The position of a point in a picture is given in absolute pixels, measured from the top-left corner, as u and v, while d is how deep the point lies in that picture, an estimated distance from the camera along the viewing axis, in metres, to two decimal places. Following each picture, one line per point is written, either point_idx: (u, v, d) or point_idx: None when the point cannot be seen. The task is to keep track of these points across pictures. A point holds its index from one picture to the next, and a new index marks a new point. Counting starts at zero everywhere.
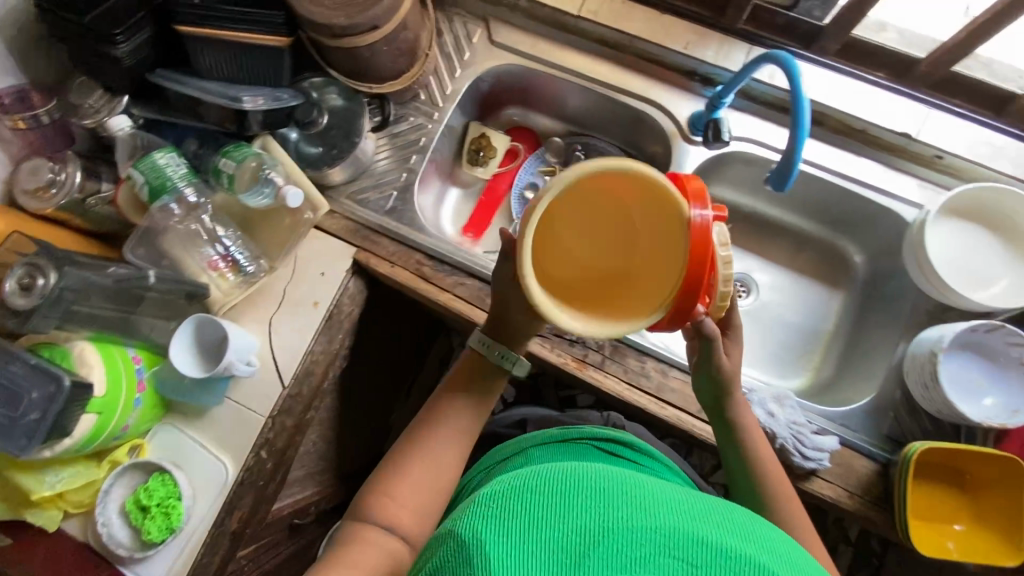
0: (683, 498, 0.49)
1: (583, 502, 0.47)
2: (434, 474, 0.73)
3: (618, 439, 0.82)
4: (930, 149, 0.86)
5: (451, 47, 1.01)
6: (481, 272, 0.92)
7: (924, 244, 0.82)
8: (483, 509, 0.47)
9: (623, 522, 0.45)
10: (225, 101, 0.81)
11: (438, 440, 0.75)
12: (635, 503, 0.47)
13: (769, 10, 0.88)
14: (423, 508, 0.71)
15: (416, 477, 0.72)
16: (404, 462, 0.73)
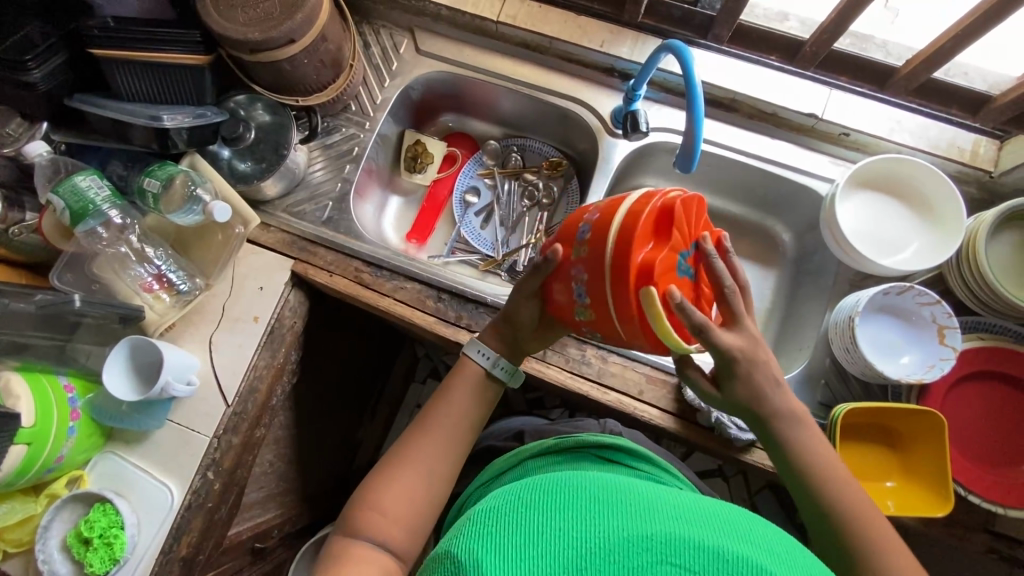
0: (679, 504, 0.50)
1: (580, 517, 0.48)
2: (422, 482, 0.71)
3: (619, 446, 0.76)
4: (836, 127, 0.91)
5: (379, 58, 1.03)
6: (421, 274, 0.93)
7: (836, 217, 0.87)
8: (479, 531, 0.49)
9: (620, 533, 0.46)
10: (145, 121, 0.80)
11: (430, 446, 0.73)
12: (632, 512, 0.48)
13: (665, 4, 0.92)
14: (410, 519, 0.69)
15: (405, 486, 0.70)
16: (391, 472, 0.71)
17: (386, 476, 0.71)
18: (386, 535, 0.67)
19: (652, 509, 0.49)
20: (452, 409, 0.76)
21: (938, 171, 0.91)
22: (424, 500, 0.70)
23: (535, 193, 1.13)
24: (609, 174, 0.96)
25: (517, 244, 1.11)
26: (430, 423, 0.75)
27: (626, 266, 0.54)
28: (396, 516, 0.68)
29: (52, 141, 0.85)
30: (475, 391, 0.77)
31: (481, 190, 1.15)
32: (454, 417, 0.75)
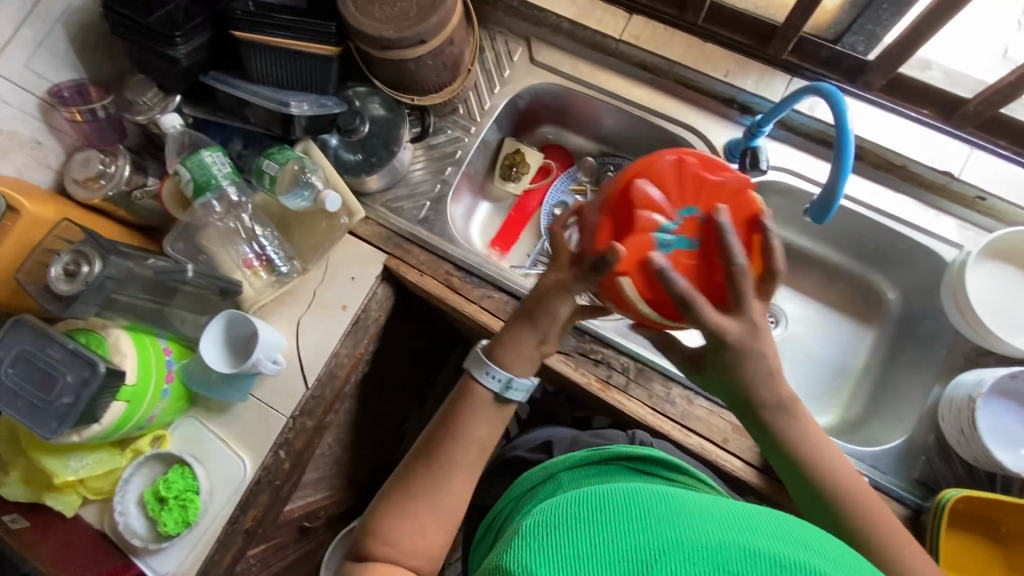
0: (758, 519, 0.43)
1: (641, 526, 0.42)
2: (444, 509, 0.63)
3: (646, 455, 0.73)
4: (972, 190, 0.85)
5: (492, 64, 1.03)
6: (508, 284, 0.92)
7: (963, 285, 0.81)
8: (524, 543, 0.43)
9: (692, 545, 0.40)
10: (275, 106, 0.83)
11: (451, 468, 0.64)
12: (703, 527, 0.42)
13: (815, 43, 0.87)
14: (427, 550, 0.62)
15: (427, 515, 0.63)
16: (411, 501, 0.63)
17: (405, 504, 0.63)
18: (408, 566, 0.61)
19: (729, 525, 0.42)
20: (474, 433, 0.65)
21: None
22: (444, 525, 0.64)
23: None
24: None
25: None
26: (451, 444, 0.65)
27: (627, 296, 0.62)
28: (415, 549, 0.62)
29: (182, 114, 0.87)
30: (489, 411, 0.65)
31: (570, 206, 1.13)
32: (478, 439, 0.65)
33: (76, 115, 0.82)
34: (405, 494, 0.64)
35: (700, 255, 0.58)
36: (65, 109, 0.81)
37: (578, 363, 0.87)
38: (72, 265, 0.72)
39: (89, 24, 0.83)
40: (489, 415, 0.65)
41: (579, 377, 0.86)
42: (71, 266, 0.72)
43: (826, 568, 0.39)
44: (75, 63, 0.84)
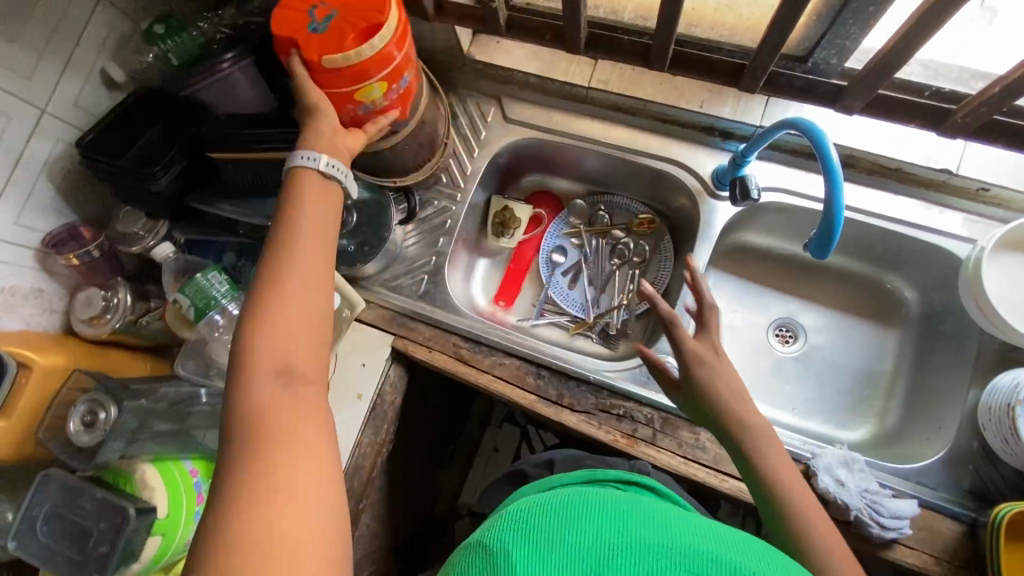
0: (742, 539, 0.47)
1: (623, 525, 0.46)
2: (302, 332, 0.59)
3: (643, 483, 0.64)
4: (974, 183, 0.83)
5: (467, 128, 1.04)
6: (517, 348, 0.92)
7: (982, 283, 0.79)
8: (512, 523, 0.48)
9: (666, 548, 0.44)
10: (262, 221, 0.85)
11: (294, 289, 0.60)
12: (682, 535, 0.46)
13: None
14: (303, 331, 0.59)
15: (288, 310, 0.59)
16: (259, 328, 0.57)
17: (254, 331, 0.57)
18: (293, 376, 0.57)
19: (709, 537, 0.46)
20: (310, 215, 0.65)
21: None
22: (310, 339, 0.59)
23: (624, 252, 1.09)
24: (713, 240, 0.93)
25: (607, 305, 1.08)
26: (291, 217, 0.64)
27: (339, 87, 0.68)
28: (283, 360, 0.57)
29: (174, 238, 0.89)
30: (330, 208, 0.67)
31: (567, 250, 1.12)
32: (314, 219, 0.65)
33: (72, 259, 0.84)
34: (253, 325, 0.58)
35: (344, 15, 0.67)
36: (62, 255, 0.83)
37: (601, 421, 0.86)
38: (89, 415, 0.73)
39: (73, 169, 0.84)
40: (316, 208, 0.66)
41: (604, 435, 0.85)
42: (88, 416, 0.73)
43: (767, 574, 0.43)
44: (65, 207, 0.85)
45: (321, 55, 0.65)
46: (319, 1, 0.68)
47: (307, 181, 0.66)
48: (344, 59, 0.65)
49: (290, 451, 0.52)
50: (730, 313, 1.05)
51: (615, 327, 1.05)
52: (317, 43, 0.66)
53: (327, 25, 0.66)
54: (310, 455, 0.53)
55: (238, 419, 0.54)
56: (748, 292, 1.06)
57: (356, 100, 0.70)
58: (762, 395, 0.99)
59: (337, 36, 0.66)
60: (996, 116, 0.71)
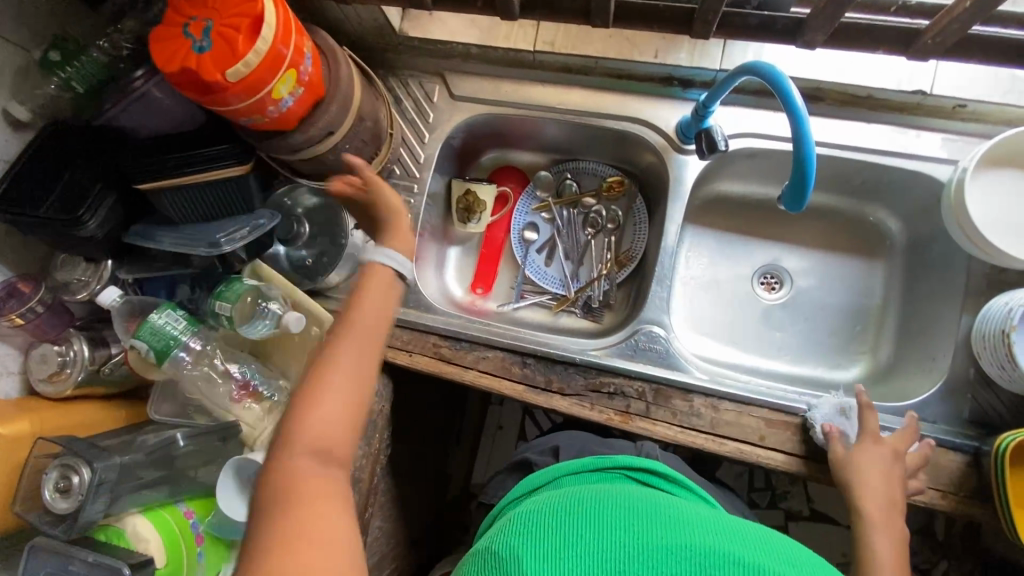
0: (767, 540, 0.44)
1: (639, 527, 0.43)
2: (343, 419, 0.56)
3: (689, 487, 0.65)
4: (949, 101, 0.78)
5: (413, 112, 0.97)
6: (498, 340, 0.88)
7: (967, 209, 0.75)
8: (521, 525, 0.47)
9: (683, 549, 0.41)
10: (205, 250, 0.78)
11: (339, 376, 0.57)
12: (701, 534, 0.43)
13: None
14: (345, 420, 0.56)
15: (338, 400, 0.56)
16: (305, 410, 0.55)
17: (292, 418, 0.55)
18: (331, 456, 0.55)
19: (731, 536, 0.43)
20: (371, 304, 0.62)
21: None
22: (353, 423, 0.57)
23: (597, 219, 1.05)
24: (684, 196, 0.89)
25: (587, 276, 1.04)
26: (349, 309, 0.61)
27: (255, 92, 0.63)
28: (320, 443, 0.55)
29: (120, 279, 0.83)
30: (386, 294, 0.63)
31: (539, 225, 1.07)
32: (373, 318, 0.61)
33: (16, 319, 0.79)
34: (293, 411, 0.56)
35: (225, 15, 0.60)
36: (3, 316, 0.78)
37: (594, 401, 0.84)
38: (63, 480, 0.70)
39: None
40: (381, 298, 0.63)
41: (597, 416, 0.83)
42: (62, 482, 0.70)
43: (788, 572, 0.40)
44: None
45: (221, 72, 0.59)
46: (192, 15, 0.61)
47: (379, 275, 0.64)
48: (246, 66, 0.60)
49: (314, 524, 0.50)
50: (713, 268, 1.01)
51: (598, 299, 1.02)
52: (211, 60, 0.59)
53: (210, 38, 0.60)
54: (335, 538, 0.50)
55: (271, 487, 0.53)
56: (728, 243, 1.02)
57: (273, 101, 0.65)
58: (753, 346, 0.97)
59: (229, 39, 0.60)
60: (970, 31, 0.66)
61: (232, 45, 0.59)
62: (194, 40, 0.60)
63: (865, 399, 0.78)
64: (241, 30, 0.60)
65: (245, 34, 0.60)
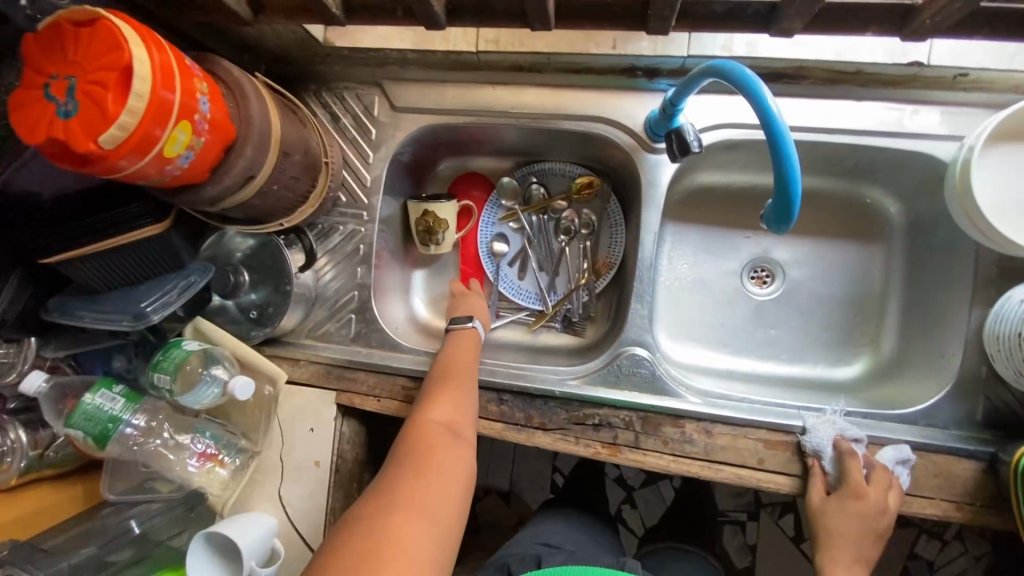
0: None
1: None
2: (464, 413, 0.74)
3: None
4: (949, 71, 0.69)
5: (353, 130, 0.87)
6: (471, 376, 0.82)
7: (973, 195, 0.67)
8: None
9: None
10: (132, 322, 0.69)
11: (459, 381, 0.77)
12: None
13: None
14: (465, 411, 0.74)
15: (460, 390, 0.75)
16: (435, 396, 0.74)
17: (428, 403, 0.73)
18: (453, 433, 0.70)
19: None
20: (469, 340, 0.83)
21: None
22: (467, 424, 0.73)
23: (569, 226, 0.96)
24: (660, 203, 0.79)
25: (565, 288, 0.96)
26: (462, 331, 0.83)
27: (147, 153, 0.54)
28: (448, 423, 0.71)
29: (45, 358, 0.75)
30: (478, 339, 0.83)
31: (509, 236, 0.98)
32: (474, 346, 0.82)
33: None
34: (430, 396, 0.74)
35: (86, 70, 0.51)
36: None
37: (578, 435, 0.78)
38: None
39: None
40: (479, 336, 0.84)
41: (583, 450, 0.77)
42: None
43: None
44: None
45: (93, 139, 0.50)
46: (49, 74, 0.51)
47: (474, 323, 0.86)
48: (123, 128, 0.51)
49: (440, 475, 0.64)
50: (697, 268, 0.94)
51: (576, 313, 0.94)
52: (79, 125, 0.50)
53: (75, 100, 0.50)
54: (451, 493, 0.63)
55: (405, 448, 0.68)
56: (712, 238, 0.94)
57: (168, 158, 0.56)
58: (747, 347, 0.91)
59: (97, 100, 0.50)
60: (974, 6, 0.56)
61: (102, 107, 0.50)
62: (59, 107, 0.51)
63: (846, 447, 0.71)
64: (109, 86, 0.50)
65: (115, 92, 0.50)
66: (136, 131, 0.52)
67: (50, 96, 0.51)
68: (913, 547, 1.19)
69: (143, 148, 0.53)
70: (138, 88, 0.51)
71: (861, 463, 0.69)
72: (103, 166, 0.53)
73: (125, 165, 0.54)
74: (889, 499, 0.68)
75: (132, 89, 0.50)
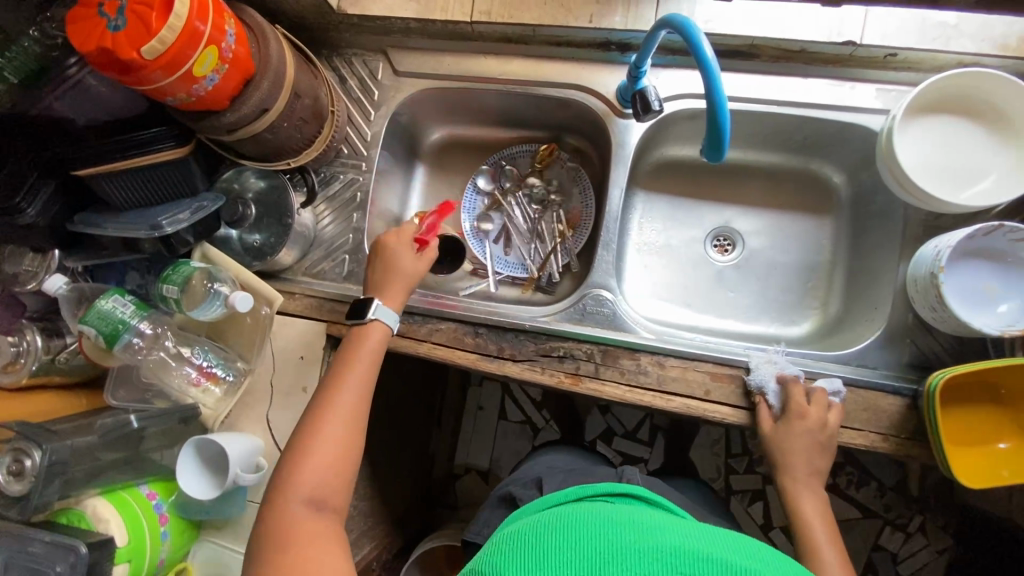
0: (736, 543, 0.48)
1: (611, 534, 0.48)
2: (339, 464, 0.69)
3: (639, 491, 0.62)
4: (881, 50, 0.78)
5: (358, 91, 0.97)
6: (451, 312, 0.89)
7: (896, 157, 0.75)
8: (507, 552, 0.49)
9: (651, 548, 0.46)
10: (148, 232, 0.78)
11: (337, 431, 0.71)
12: (671, 539, 0.47)
13: None
14: (337, 465, 0.69)
15: (327, 442, 0.69)
16: (298, 457, 0.68)
17: (292, 473, 0.67)
18: (318, 498, 0.67)
19: (699, 542, 0.47)
20: (357, 375, 0.75)
21: (1011, 73, 0.77)
22: (348, 476, 0.70)
23: (543, 195, 1.06)
24: (628, 161, 0.89)
25: (541, 253, 1.04)
26: (341, 362, 0.76)
27: (177, 71, 0.63)
28: (319, 487, 0.67)
29: (67, 268, 0.84)
30: (374, 359, 0.77)
31: (489, 215, 1.07)
32: (363, 374, 0.75)
33: None
34: (293, 462, 0.68)
35: None
36: None
37: (544, 365, 0.85)
38: (15, 463, 0.71)
39: None
40: (368, 359, 0.77)
41: (547, 378, 0.84)
42: (14, 465, 0.71)
43: None
44: None
45: (137, 49, 0.60)
46: None
47: (365, 340, 0.78)
48: (161, 43, 0.60)
49: (306, 554, 0.62)
50: (665, 233, 1.02)
51: (557, 273, 1.02)
52: (126, 38, 0.60)
53: (124, 17, 0.60)
54: (331, 561, 0.63)
55: (271, 527, 0.65)
56: (680, 207, 1.02)
57: (196, 78, 0.66)
58: (708, 306, 0.98)
59: (143, 18, 0.60)
60: None
61: (147, 23, 0.60)
62: (110, 21, 0.60)
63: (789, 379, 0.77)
64: (154, 8, 0.60)
65: (159, 13, 0.60)
66: (171, 48, 0.61)
67: (104, 12, 0.61)
68: (878, 538, 1.23)
69: (174, 65, 0.63)
70: (178, 11, 0.60)
71: (802, 389, 0.76)
72: (138, 76, 0.62)
73: (157, 78, 0.63)
74: (829, 417, 0.75)
75: (174, 12, 0.60)
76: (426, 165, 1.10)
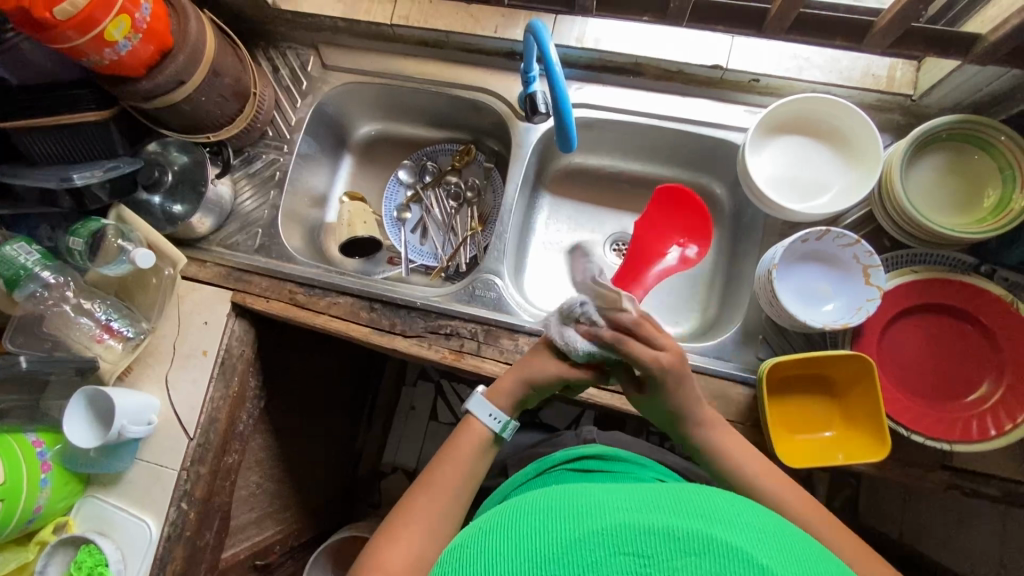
0: (673, 498, 0.46)
1: (558, 523, 0.44)
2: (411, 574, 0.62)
3: (591, 453, 0.72)
4: (744, 75, 0.87)
5: (288, 80, 1.04)
6: (352, 287, 0.94)
7: (750, 171, 0.83)
8: (460, 557, 0.46)
9: (604, 531, 0.42)
10: (57, 184, 0.84)
11: (422, 535, 0.65)
12: (616, 511, 0.44)
13: None
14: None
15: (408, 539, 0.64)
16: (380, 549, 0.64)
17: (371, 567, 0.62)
18: None
19: (642, 509, 0.44)
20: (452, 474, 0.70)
21: (858, 103, 0.86)
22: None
23: (459, 192, 1.12)
24: (526, 159, 0.97)
25: (454, 245, 1.10)
26: (443, 454, 0.72)
27: (92, 33, 0.71)
28: None
29: None
30: (478, 457, 0.72)
31: (409, 206, 1.14)
32: (458, 480, 0.70)
33: None
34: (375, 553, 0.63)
35: None
36: None
37: (431, 341, 0.90)
38: None
39: None
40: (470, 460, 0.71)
41: (433, 354, 0.89)
42: None
43: (719, 534, 0.42)
44: None
45: (50, 10, 0.66)
46: None
47: (473, 430, 0.72)
48: (73, 6, 0.67)
49: None
50: (570, 234, 1.08)
51: (465, 263, 1.07)
52: None
53: None
54: None
55: None
56: (583, 210, 1.09)
57: (109, 42, 0.73)
58: None
59: None
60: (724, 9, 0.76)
61: None
62: None
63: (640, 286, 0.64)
64: None
65: None
66: (86, 11, 0.69)
67: None
68: None
69: (90, 28, 0.70)
70: None
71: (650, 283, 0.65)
72: (56, 34, 0.69)
73: (74, 37, 0.70)
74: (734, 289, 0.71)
75: None
76: (354, 156, 1.17)
